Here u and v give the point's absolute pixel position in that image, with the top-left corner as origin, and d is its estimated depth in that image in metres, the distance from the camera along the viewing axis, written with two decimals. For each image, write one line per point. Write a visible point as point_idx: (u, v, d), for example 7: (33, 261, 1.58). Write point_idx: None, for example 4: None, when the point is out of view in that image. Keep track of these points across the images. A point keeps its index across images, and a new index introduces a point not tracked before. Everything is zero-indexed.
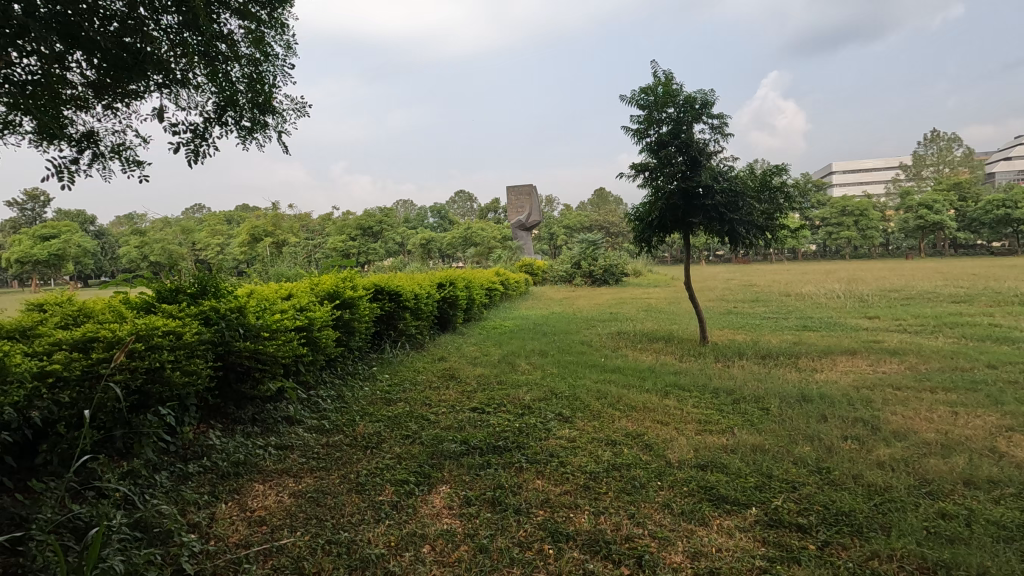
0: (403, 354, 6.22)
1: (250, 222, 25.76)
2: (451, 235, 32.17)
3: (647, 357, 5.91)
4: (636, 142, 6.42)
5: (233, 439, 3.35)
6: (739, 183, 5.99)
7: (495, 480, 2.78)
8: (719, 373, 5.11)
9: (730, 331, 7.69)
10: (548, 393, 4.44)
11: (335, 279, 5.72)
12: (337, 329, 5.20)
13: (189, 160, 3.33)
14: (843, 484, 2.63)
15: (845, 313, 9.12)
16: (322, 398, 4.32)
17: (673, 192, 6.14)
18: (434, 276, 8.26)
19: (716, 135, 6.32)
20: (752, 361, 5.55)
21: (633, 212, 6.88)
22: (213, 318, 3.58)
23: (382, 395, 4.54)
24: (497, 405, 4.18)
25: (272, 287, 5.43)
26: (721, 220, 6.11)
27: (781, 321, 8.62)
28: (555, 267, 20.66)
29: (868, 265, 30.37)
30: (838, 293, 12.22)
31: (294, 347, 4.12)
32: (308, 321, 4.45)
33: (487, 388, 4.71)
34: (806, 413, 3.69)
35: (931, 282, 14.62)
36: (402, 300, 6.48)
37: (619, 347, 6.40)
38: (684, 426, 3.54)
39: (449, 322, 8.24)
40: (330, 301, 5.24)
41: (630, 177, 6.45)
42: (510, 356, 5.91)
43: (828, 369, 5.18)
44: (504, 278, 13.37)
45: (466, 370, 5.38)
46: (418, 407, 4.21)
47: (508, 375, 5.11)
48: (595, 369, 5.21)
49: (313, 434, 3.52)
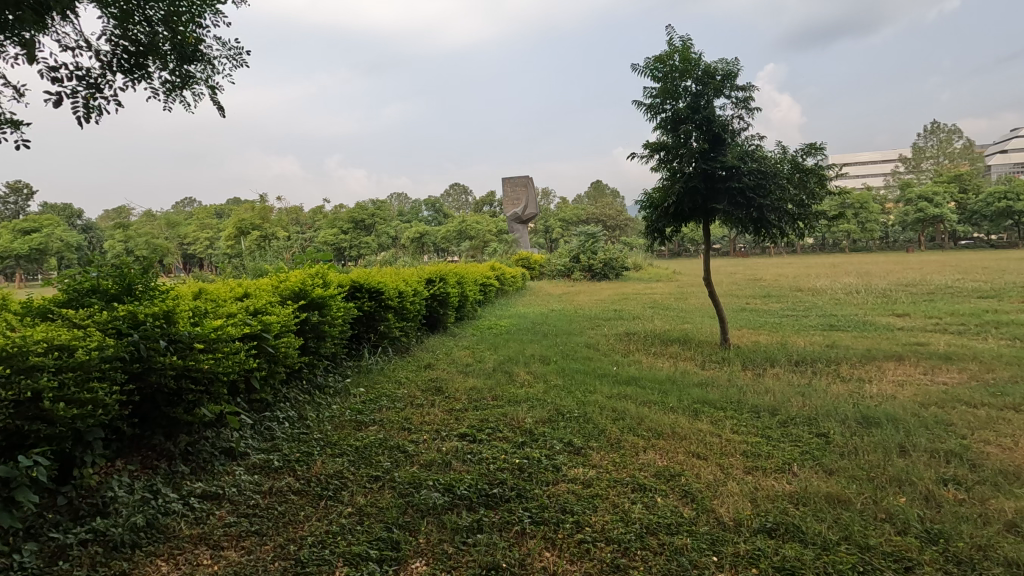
0: (384, 361, 5.44)
1: (239, 216, 24.91)
2: (445, 228, 31.30)
3: (663, 364, 5.17)
4: (650, 119, 5.66)
5: (149, 485, 2.58)
6: (772, 164, 5.21)
7: (487, 556, 2.01)
8: (753, 385, 4.35)
9: (750, 332, 6.93)
10: (553, 413, 3.68)
11: (304, 275, 4.95)
12: (303, 334, 4.41)
13: (83, 117, 2.48)
14: (976, 565, 1.88)
15: (871, 310, 8.36)
16: (279, 422, 3.55)
17: (695, 173, 5.36)
18: (423, 272, 7.47)
19: (740, 109, 5.56)
20: (788, 369, 4.80)
21: (646, 198, 6.09)
22: (128, 329, 2.81)
23: (354, 415, 3.76)
24: (492, 430, 3.40)
25: (226, 285, 4.65)
26: (747, 206, 5.34)
27: (803, 319, 7.87)
28: (552, 261, 19.86)
29: (873, 258, 29.74)
30: (854, 288, 11.49)
31: (241, 361, 3.34)
32: (263, 328, 3.67)
33: (480, 405, 3.93)
34: (880, 443, 2.94)
35: (950, 276, 13.89)
36: (384, 299, 5.71)
37: (631, 352, 5.64)
38: (729, 464, 2.79)
39: (439, 323, 7.50)
40: (296, 301, 4.47)
41: (643, 158, 5.67)
42: (507, 364, 5.13)
43: (880, 380, 4.42)
44: (501, 273, 12.62)
45: (456, 382, 4.60)
46: (394, 432, 3.44)
47: (504, 387, 4.35)
48: (607, 381, 4.44)
49: (257, 475, 2.75)
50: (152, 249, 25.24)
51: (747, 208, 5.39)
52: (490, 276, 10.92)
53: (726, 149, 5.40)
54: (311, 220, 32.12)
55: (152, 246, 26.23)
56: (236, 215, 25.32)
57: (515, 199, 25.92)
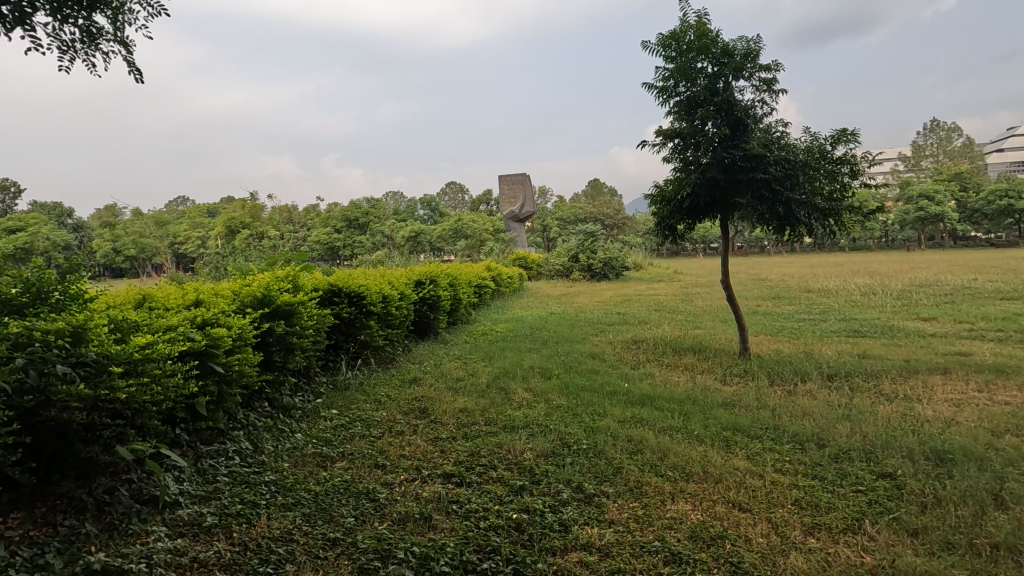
0: (365, 374, 4.83)
1: (229, 215, 24.28)
2: (440, 227, 30.76)
3: (679, 377, 4.60)
4: (662, 103, 5.08)
5: (35, 555, 1.97)
6: (801, 152, 4.62)
7: None
8: (788, 405, 3.75)
9: (769, 339, 6.35)
10: (557, 444, 3.10)
11: (272, 277, 4.35)
12: (267, 348, 3.80)
13: None
14: None
15: (894, 314, 7.79)
16: (228, 458, 2.96)
17: (714, 163, 4.75)
18: (412, 273, 6.85)
19: (763, 93, 4.98)
20: (823, 385, 4.21)
21: (656, 191, 5.48)
22: (17, 351, 2.21)
23: (320, 446, 3.16)
24: (484, 468, 2.82)
25: (181, 289, 4.05)
26: (773, 200, 4.74)
27: (822, 324, 7.31)
28: (550, 260, 19.28)
29: (876, 257, 29.32)
30: (868, 290, 10.95)
31: (176, 386, 2.74)
32: (210, 343, 3.07)
33: (470, 433, 3.33)
34: (967, 491, 2.36)
35: (963, 276, 13.37)
36: (365, 304, 5.12)
37: (641, 363, 5.06)
38: (783, 523, 2.21)
39: (429, 328, 6.90)
40: (258, 309, 3.87)
41: (654, 147, 5.08)
42: (502, 379, 4.53)
43: (931, 399, 3.85)
44: (497, 273, 12.06)
45: (444, 401, 4.00)
46: (366, 470, 2.84)
47: (500, 409, 3.76)
48: (618, 401, 3.84)
49: (181, 539, 2.14)
50: (139, 248, 24.69)
51: (772, 203, 4.80)
52: (485, 277, 10.31)
53: (749, 136, 4.81)
54: (304, 219, 31.47)
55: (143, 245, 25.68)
56: (226, 213, 24.67)
57: (512, 197, 25.29)
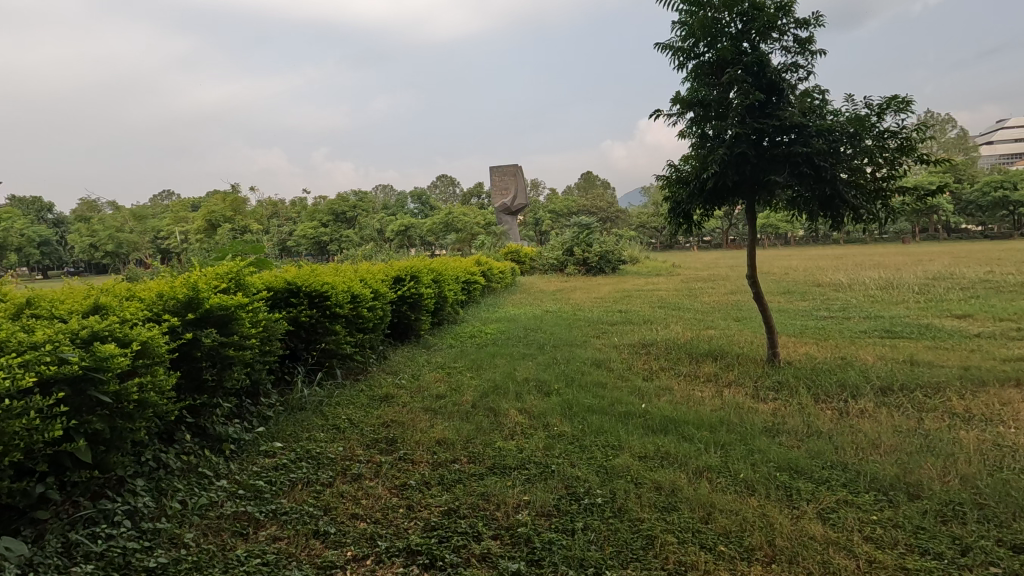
0: (327, 391, 4.05)
1: (209, 209, 23.32)
2: (429, 221, 29.86)
3: (702, 392, 3.85)
4: (679, 67, 4.33)
5: None
6: (848, 122, 3.86)
7: None
8: (848, 433, 3.00)
9: (794, 341, 5.61)
10: (564, 496, 2.34)
11: (209, 274, 3.56)
12: (193, 365, 3.01)
13: None
14: None
15: (923, 311, 7.09)
16: (113, 525, 2.15)
17: (743, 135, 3.97)
18: (390, 269, 6.04)
19: (798, 55, 4.22)
20: (880, 404, 3.47)
21: (670, 172, 4.69)
22: None
23: (245, 501, 2.37)
24: (466, 537, 2.06)
25: (90, 288, 3.24)
26: (815, 181, 3.95)
27: (847, 323, 6.58)
28: (543, 254, 18.52)
29: (874, 248, 28.87)
30: (884, 283, 10.24)
31: (26, 431, 1.94)
32: (92, 366, 2.27)
33: (449, 477, 2.57)
34: None
35: (977, 267, 12.70)
36: (329, 305, 4.32)
37: (655, 374, 4.31)
38: None
39: (409, 330, 6.13)
40: (183, 316, 3.06)
41: (670, 118, 4.31)
42: (491, 396, 3.75)
43: (1019, 422, 3.13)
44: (487, 267, 11.29)
45: (420, 428, 3.23)
46: (305, 543, 2.07)
47: (488, 440, 3.00)
48: (635, 428, 3.08)
49: None
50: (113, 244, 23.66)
51: (813, 185, 4.01)
52: (474, 273, 9.50)
53: (783, 104, 4.05)
54: (289, 212, 30.45)
55: (119, 239, 24.75)
56: (206, 207, 23.67)
57: (503, 188, 24.43)
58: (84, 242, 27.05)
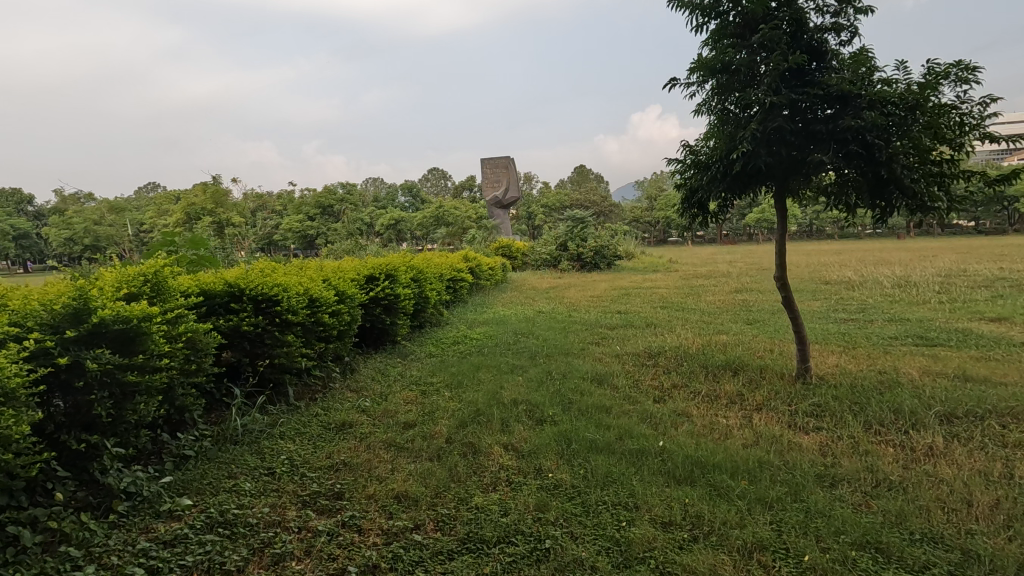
0: (273, 417, 3.33)
1: (188, 201, 22.35)
2: (419, 215, 28.98)
3: (730, 419, 3.17)
4: (699, 29, 3.64)
5: None
6: (905, 92, 3.18)
7: None
8: (927, 483, 2.33)
9: (820, 350, 4.94)
10: None
11: (118, 274, 2.83)
12: (79, 398, 2.29)
13: None
14: None
15: (955, 314, 6.42)
16: None
17: (778, 107, 3.27)
18: (362, 266, 5.31)
19: (840, 14, 3.53)
20: (951, 439, 2.79)
21: (685, 155, 4.00)
22: None
23: None
24: None
25: None
26: (866, 161, 3.27)
27: (873, 328, 5.91)
28: (536, 249, 17.78)
29: (872, 244, 28.31)
30: (900, 282, 9.61)
31: None
32: None
33: (407, 559, 1.87)
34: None
35: (990, 265, 12.01)
36: (278, 311, 3.60)
37: (668, 394, 3.63)
38: None
39: (383, 336, 5.42)
40: (66, 332, 2.34)
41: (688, 88, 3.61)
42: (472, 426, 3.07)
43: None
44: (477, 263, 10.56)
45: (377, 474, 2.53)
46: None
47: (463, 494, 2.31)
48: (653, 476, 2.40)
49: None
50: None
51: (864, 167, 3.32)
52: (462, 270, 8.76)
53: (825, 70, 3.37)
54: (274, 205, 29.50)
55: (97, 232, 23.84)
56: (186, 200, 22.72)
57: (494, 180, 23.59)
58: (60, 235, 26.04)
